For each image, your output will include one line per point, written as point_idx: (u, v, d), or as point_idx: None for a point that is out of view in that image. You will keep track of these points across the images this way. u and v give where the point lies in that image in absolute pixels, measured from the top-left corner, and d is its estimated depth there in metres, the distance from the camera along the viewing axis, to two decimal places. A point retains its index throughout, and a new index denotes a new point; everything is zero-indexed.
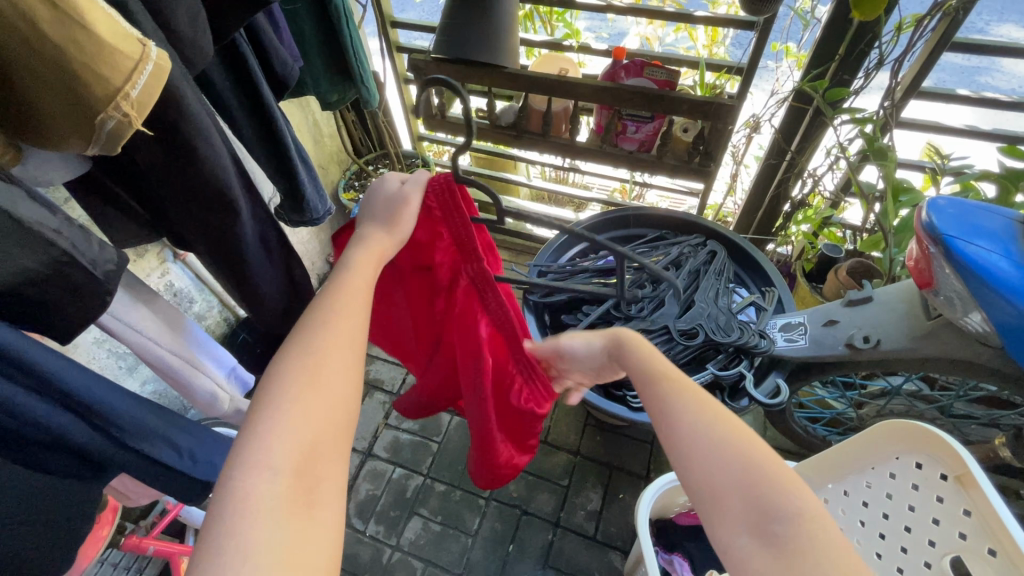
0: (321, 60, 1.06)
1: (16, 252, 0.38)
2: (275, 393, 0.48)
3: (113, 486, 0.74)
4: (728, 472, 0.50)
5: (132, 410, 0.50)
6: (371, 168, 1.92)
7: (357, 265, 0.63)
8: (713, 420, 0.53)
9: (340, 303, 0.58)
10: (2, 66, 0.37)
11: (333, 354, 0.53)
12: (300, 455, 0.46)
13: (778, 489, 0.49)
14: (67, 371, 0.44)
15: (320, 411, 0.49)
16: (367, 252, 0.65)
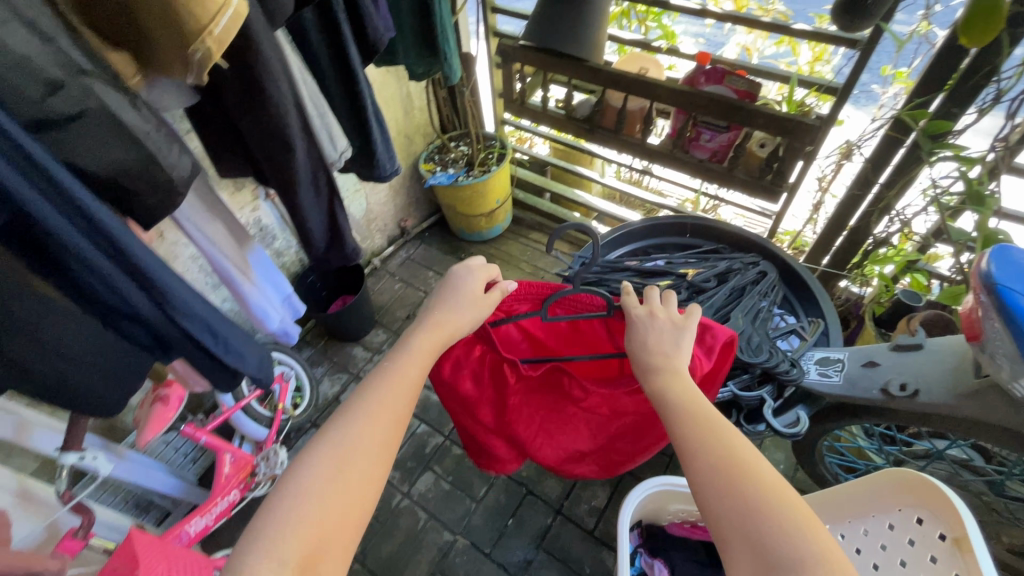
0: (414, 34, 1.16)
1: (120, 147, 0.49)
2: (304, 478, 0.57)
3: (175, 367, 0.88)
4: (731, 517, 0.53)
5: (192, 296, 0.61)
6: (452, 145, 2.03)
7: (416, 352, 0.71)
8: (724, 456, 0.57)
9: (385, 392, 0.66)
10: (131, 5, 0.48)
11: (364, 444, 0.61)
12: (314, 535, 0.55)
13: (779, 536, 0.50)
14: (147, 251, 0.55)
15: (339, 498, 0.57)
16: (432, 329, 0.74)
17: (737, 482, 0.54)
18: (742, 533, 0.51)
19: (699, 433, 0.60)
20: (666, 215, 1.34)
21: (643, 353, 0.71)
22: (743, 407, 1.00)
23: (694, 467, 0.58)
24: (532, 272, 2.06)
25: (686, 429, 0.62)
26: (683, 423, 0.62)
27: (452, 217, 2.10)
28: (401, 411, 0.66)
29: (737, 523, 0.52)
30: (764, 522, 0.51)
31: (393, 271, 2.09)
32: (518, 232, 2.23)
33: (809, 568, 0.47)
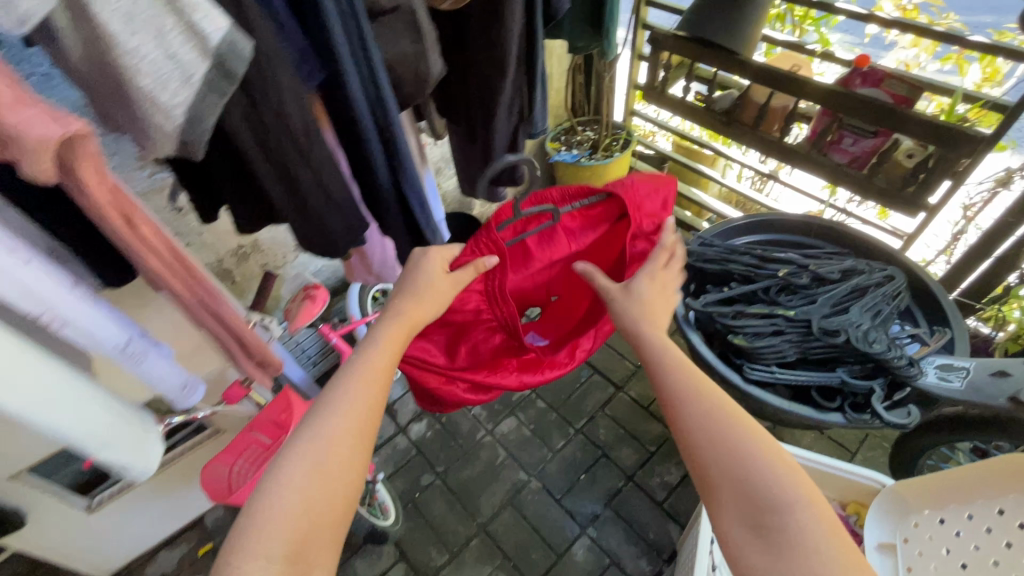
0: (583, 10, 1.28)
1: (406, 41, 0.63)
2: (287, 470, 0.62)
3: (351, 261, 1.06)
4: (720, 467, 0.63)
5: (412, 177, 0.76)
6: (580, 128, 2.14)
7: (383, 345, 0.76)
8: (719, 412, 0.67)
9: (358, 381, 0.71)
10: None
11: (351, 417, 0.68)
12: (319, 507, 0.61)
13: (772, 486, 0.60)
14: (399, 131, 0.70)
15: (333, 470, 0.63)
16: (399, 320, 0.79)
17: (728, 434, 0.64)
18: (746, 494, 0.60)
19: (688, 391, 0.69)
20: (756, 214, 1.38)
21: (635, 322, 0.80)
22: (850, 394, 1.03)
23: (687, 416, 0.68)
24: None
25: (680, 384, 0.71)
26: (676, 385, 0.71)
27: None
28: (381, 387, 0.73)
29: (736, 483, 0.61)
30: (757, 472, 0.61)
31: None
32: None
33: (796, 510, 0.58)
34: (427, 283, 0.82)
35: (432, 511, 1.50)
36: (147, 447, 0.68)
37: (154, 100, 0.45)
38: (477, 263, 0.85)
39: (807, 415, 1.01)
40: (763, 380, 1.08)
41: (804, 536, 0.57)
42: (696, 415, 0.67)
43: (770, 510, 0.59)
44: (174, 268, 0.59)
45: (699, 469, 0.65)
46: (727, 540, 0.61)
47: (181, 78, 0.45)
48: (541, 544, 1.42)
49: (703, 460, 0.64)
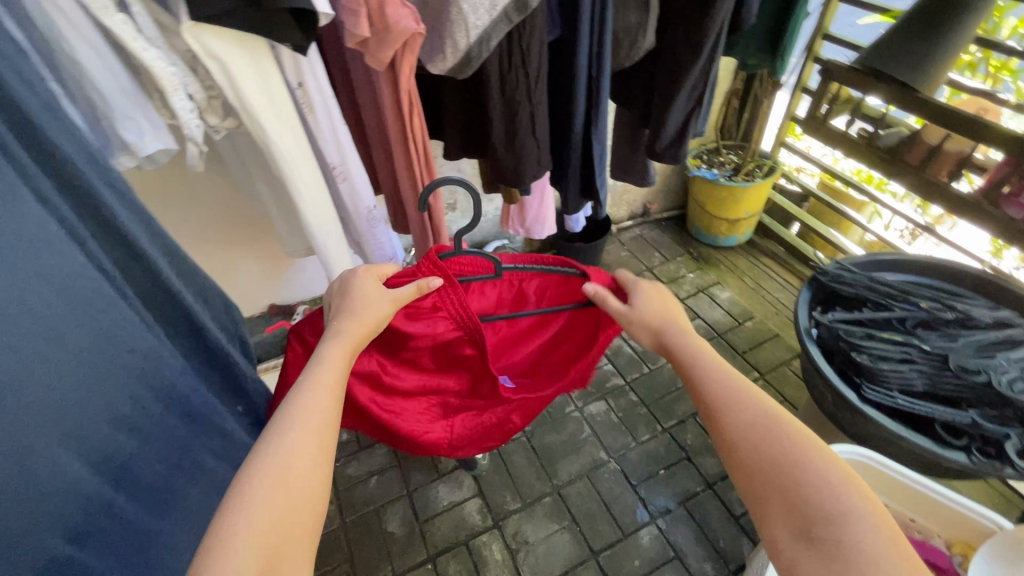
0: (763, 29, 1.35)
1: (632, 14, 0.77)
2: (247, 490, 0.53)
3: (510, 209, 1.23)
4: (771, 471, 0.56)
5: (602, 134, 0.89)
6: (724, 151, 2.18)
7: (332, 359, 0.66)
8: (761, 415, 0.59)
9: (303, 395, 0.62)
10: None
11: (306, 427, 0.59)
12: (283, 522, 0.52)
13: (826, 489, 0.53)
14: (605, 90, 0.84)
15: (295, 480, 0.55)
16: (341, 335, 0.69)
17: (775, 435, 0.57)
18: (795, 499, 0.54)
19: (727, 393, 0.62)
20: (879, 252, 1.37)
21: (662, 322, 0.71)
22: (983, 438, 0.99)
23: (730, 421, 0.60)
24: (753, 287, 2.10)
25: (719, 390, 0.63)
26: (714, 391, 0.63)
27: (695, 213, 2.26)
28: (332, 394, 0.64)
29: (781, 489, 0.55)
30: (808, 475, 0.54)
31: (624, 241, 2.32)
32: (751, 251, 2.29)
33: (855, 519, 0.51)
34: (368, 302, 0.71)
35: (513, 462, 1.62)
36: None
37: (465, 18, 0.63)
38: (419, 282, 0.75)
39: (926, 446, 0.99)
40: (880, 403, 1.07)
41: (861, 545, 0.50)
42: (741, 418, 0.60)
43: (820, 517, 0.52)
44: (416, 152, 0.76)
45: (739, 472, 0.58)
46: (775, 546, 0.54)
47: (487, 7, 0.62)
48: (608, 519, 1.48)
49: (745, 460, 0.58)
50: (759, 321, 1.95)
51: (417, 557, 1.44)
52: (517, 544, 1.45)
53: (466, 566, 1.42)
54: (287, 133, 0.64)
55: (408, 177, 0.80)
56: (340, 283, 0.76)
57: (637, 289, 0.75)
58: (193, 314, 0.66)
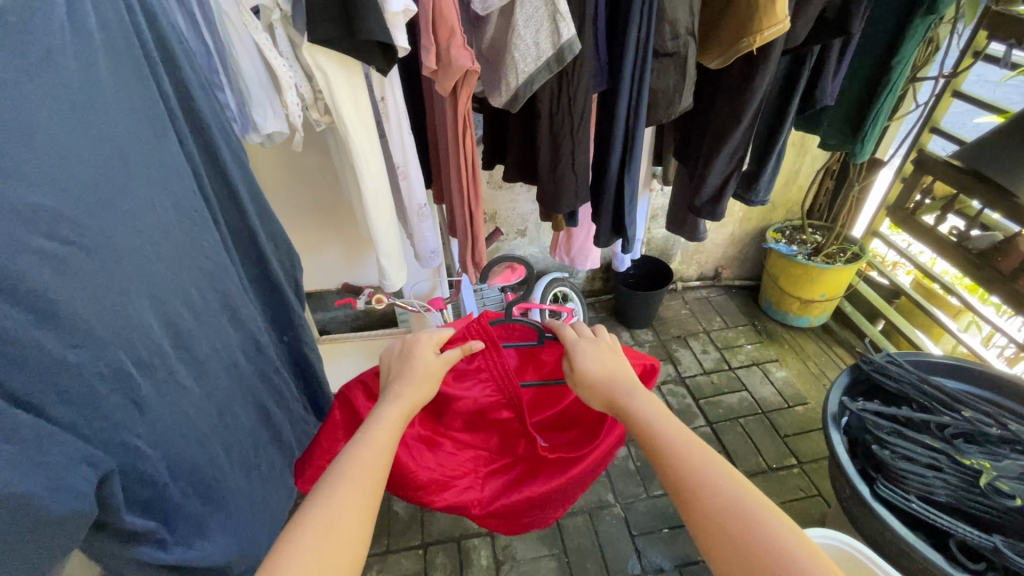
0: (847, 111, 1.34)
1: (672, 77, 0.87)
2: (292, 543, 0.49)
3: (559, 236, 1.34)
4: (728, 533, 0.50)
5: (637, 177, 0.98)
6: (808, 230, 2.11)
7: (387, 418, 0.64)
8: (712, 472, 0.55)
9: (356, 451, 0.59)
10: (723, 14, 0.83)
11: (359, 486, 0.55)
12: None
13: (775, 547, 0.48)
14: (641, 139, 0.94)
15: (345, 534, 0.51)
16: (398, 397, 0.67)
17: (730, 494, 0.52)
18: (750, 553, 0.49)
19: (680, 456, 0.57)
20: (944, 355, 1.27)
21: (611, 383, 0.69)
22: (1005, 567, 0.90)
23: (689, 488, 0.54)
24: (815, 373, 1.99)
25: (671, 452, 0.58)
26: (672, 455, 0.57)
27: (768, 286, 2.19)
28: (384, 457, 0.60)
29: (737, 552, 0.49)
30: (761, 532, 0.49)
31: (688, 300, 2.31)
32: (823, 338, 2.16)
33: None
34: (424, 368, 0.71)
35: None
36: (404, 272, 1.04)
37: (516, 64, 0.78)
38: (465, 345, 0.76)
39: (935, 560, 0.92)
40: (894, 504, 1.02)
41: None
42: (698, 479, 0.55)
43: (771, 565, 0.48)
44: (465, 164, 0.92)
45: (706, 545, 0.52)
46: None
47: (534, 56, 0.77)
48: (598, 560, 1.47)
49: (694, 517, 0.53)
50: (811, 408, 1.84)
51: (412, 540, 1.54)
52: (504, 557, 1.49)
53: (452, 561, 1.49)
54: (363, 131, 0.82)
55: (458, 184, 0.95)
56: (398, 350, 0.76)
57: (578, 350, 0.75)
58: (262, 257, 0.76)
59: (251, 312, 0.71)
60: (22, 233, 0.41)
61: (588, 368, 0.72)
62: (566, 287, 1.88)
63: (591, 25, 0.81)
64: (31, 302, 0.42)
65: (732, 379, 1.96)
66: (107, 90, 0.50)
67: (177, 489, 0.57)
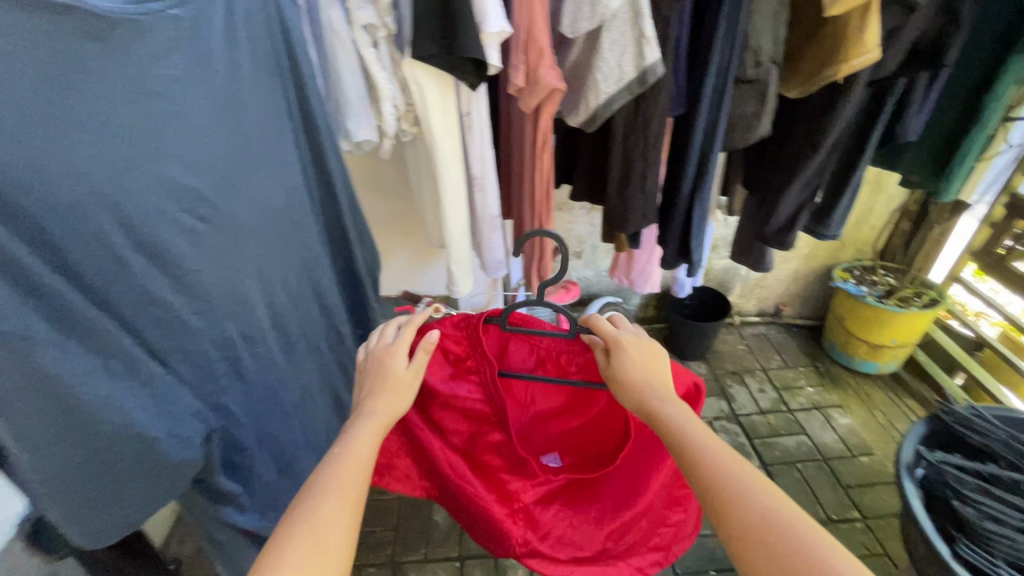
0: (933, 147, 1.29)
1: (751, 104, 0.88)
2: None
3: (620, 257, 1.35)
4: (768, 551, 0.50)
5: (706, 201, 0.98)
6: (880, 271, 2.01)
7: (364, 433, 0.59)
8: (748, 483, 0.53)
9: (331, 470, 0.54)
10: (808, 44, 0.84)
11: (337, 511, 0.52)
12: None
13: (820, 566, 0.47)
14: (714, 163, 0.94)
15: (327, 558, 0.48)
16: (374, 412, 0.61)
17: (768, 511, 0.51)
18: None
19: (715, 469, 0.55)
20: None
21: (642, 387, 0.63)
22: None
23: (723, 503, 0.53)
24: (883, 424, 1.86)
25: (704, 465, 0.56)
26: (705, 470, 0.55)
27: (833, 327, 2.08)
28: (361, 478, 0.56)
29: (784, 575, 0.48)
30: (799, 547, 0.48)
31: (744, 335, 2.23)
32: (892, 387, 2.03)
33: None
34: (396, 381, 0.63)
35: None
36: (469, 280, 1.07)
37: (598, 86, 0.81)
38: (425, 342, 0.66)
39: None
40: (976, 567, 0.93)
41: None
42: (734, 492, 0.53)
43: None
44: (539, 176, 0.95)
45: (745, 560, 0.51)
46: None
47: (617, 79, 0.79)
48: None
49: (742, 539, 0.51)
50: (877, 460, 1.72)
51: (449, 551, 1.53)
52: None
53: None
54: (448, 141, 0.87)
55: (530, 197, 0.98)
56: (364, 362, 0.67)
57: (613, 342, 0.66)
58: (347, 253, 0.81)
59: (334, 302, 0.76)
60: (173, 211, 0.48)
61: (625, 370, 0.64)
62: (618, 312, 1.86)
63: (673, 50, 0.83)
64: (173, 271, 0.48)
65: (790, 421, 1.86)
66: (248, 92, 0.56)
67: (259, 460, 0.62)
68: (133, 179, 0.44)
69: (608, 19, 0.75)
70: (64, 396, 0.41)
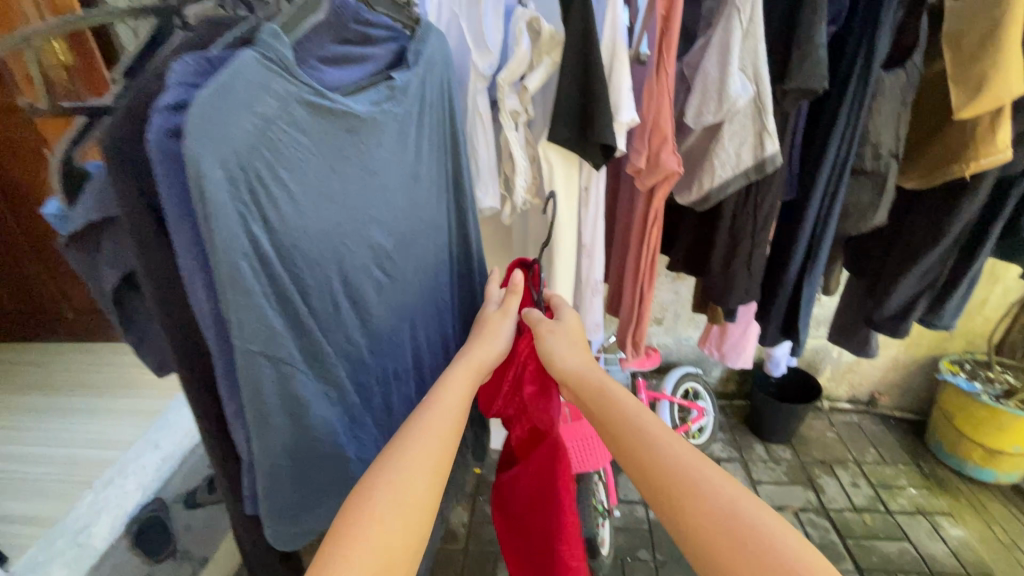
0: None
1: (867, 193, 0.90)
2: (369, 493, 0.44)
3: (711, 330, 1.35)
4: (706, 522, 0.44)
5: (814, 282, 0.99)
6: (995, 367, 1.85)
7: (454, 379, 0.57)
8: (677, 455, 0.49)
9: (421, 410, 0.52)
10: (932, 141, 0.87)
11: (424, 445, 0.49)
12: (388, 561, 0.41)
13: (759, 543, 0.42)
14: (825, 247, 0.95)
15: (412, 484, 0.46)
16: (467, 359, 0.61)
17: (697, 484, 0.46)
18: (758, 566, 0.41)
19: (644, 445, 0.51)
20: None
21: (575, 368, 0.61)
22: None
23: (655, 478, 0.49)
24: (1003, 541, 1.65)
25: (636, 441, 0.52)
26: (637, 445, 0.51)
27: (940, 424, 1.90)
28: (456, 415, 0.54)
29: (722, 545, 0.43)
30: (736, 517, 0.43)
31: (834, 421, 2.09)
32: (1013, 500, 1.80)
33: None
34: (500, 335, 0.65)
35: None
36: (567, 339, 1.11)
37: (714, 170, 0.86)
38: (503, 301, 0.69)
39: None
40: None
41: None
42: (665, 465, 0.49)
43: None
44: (646, 248, 1.00)
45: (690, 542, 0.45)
46: None
47: (734, 165, 0.85)
48: None
49: (676, 516, 0.46)
50: None
51: None
52: None
53: None
54: (567, 212, 0.96)
55: (635, 266, 1.03)
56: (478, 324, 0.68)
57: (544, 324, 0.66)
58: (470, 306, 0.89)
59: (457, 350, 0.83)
60: (369, 263, 0.58)
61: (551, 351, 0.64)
62: (698, 384, 1.83)
63: (790, 140, 0.88)
64: (363, 313, 0.58)
65: (889, 523, 1.70)
66: (426, 169, 0.67)
67: None
68: (350, 240, 0.54)
69: (731, 112, 0.81)
70: (298, 411, 0.49)
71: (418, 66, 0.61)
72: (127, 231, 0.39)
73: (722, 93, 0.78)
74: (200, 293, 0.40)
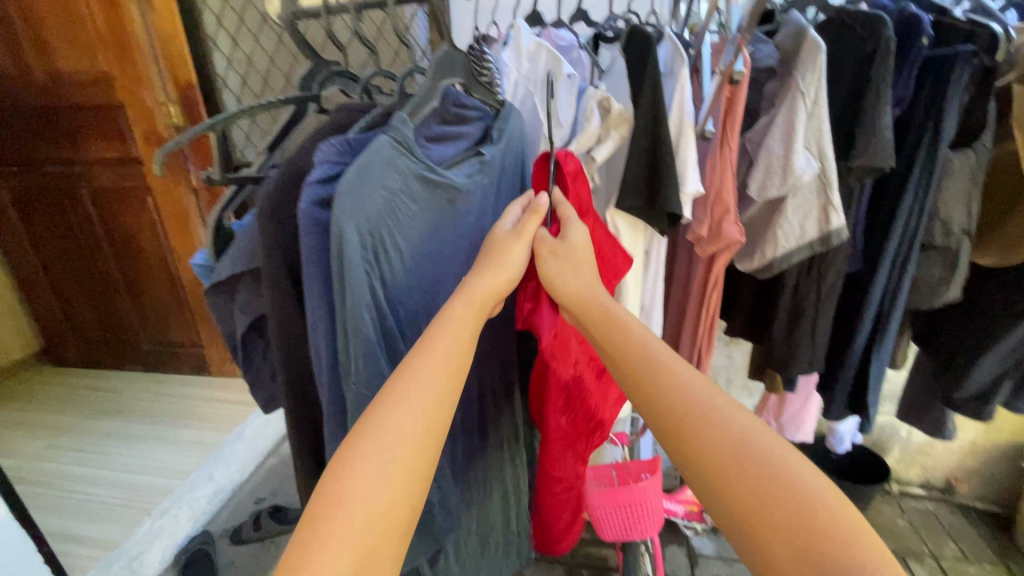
0: None
1: (938, 269, 0.89)
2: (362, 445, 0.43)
3: (768, 399, 1.31)
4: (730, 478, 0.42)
5: (881, 357, 0.96)
6: None
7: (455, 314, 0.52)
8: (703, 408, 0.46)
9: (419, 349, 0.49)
10: (1010, 219, 0.86)
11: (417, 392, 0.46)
12: (399, 490, 0.42)
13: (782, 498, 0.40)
14: (894, 321, 0.93)
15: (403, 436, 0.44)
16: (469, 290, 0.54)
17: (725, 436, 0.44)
18: (773, 518, 0.40)
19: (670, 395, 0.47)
20: None
21: (594, 306, 0.56)
22: None
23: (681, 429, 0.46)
24: None
25: (662, 391, 0.48)
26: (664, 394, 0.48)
27: None
28: (461, 354, 0.50)
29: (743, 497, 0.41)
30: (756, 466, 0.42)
31: (906, 508, 1.92)
32: None
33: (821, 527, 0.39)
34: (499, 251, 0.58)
35: None
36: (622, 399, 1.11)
37: (777, 241, 0.88)
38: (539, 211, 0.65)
39: None
40: None
41: (845, 537, 0.38)
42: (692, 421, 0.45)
43: (794, 526, 0.39)
44: (707, 311, 1.01)
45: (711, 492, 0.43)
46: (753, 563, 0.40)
47: (797, 237, 0.87)
48: None
49: (696, 468, 0.44)
50: None
51: None
52: None
53: None
54: (631, 274, 0.98)
55: (693, 329, 1.04)
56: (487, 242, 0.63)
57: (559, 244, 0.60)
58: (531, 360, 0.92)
59: (518, 403, 0.86)
60: None
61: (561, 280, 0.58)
62: None
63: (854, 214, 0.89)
64: None
65: None
66: None
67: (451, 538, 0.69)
68: (440, 295, 0.60)
69: (795, 187, 0.83)
70: None
71: (501, 138, 0.67)
72: (271, 285, 0.47)
73: (787, 169, 0.81)
74: (321, 333, 0.47)
